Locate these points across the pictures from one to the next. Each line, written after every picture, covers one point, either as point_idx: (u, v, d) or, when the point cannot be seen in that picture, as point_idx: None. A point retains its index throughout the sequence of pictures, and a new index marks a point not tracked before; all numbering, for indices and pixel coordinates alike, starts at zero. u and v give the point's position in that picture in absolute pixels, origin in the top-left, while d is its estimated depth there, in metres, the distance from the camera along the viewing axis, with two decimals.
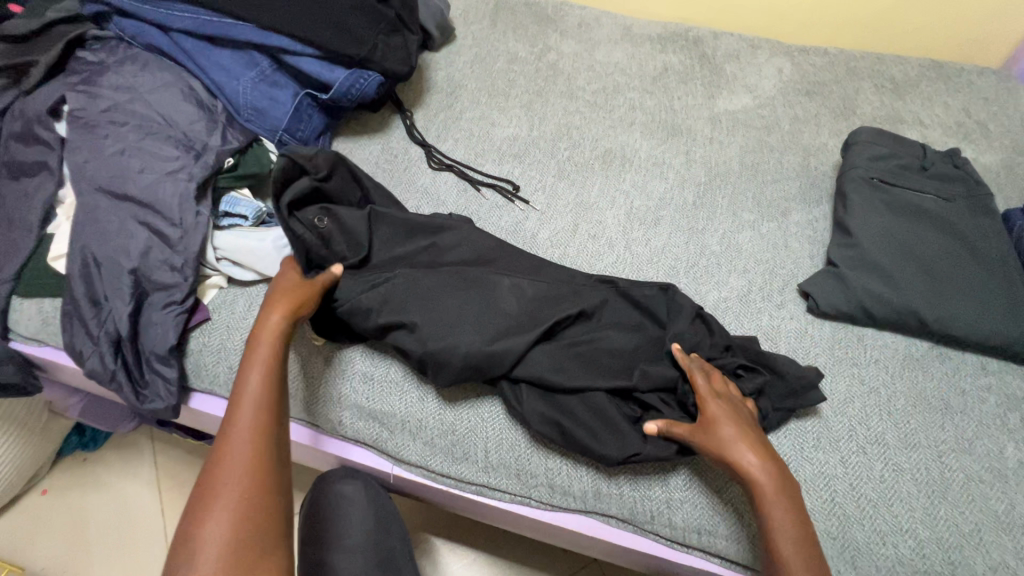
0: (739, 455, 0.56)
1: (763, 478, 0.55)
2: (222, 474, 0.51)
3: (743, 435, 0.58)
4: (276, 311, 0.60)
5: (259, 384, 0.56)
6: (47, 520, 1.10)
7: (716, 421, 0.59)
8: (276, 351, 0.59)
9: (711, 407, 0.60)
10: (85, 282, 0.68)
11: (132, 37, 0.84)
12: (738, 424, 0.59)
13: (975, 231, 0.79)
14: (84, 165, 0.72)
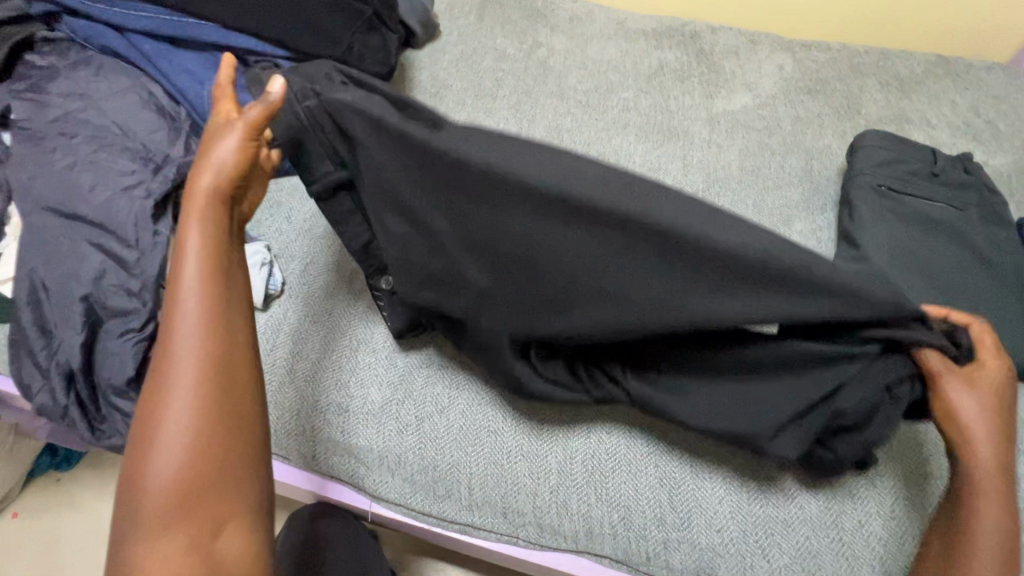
0: (981, 431, 0.51)
1: (997, 458, 0.50)
2: (171, 386, 0.43)
3: (996, 409, 0.51)
4: (208, 175, 0.49)
5: (199, 269, 0.46)
6: (18, 546, 1.05)
7: (990, 390, 0.51)
8: (218, 231, 0.49)
9: (987, 372, 0.52)
10: (33, 310, 0.63)
11: (84, 39, 0.78)
12: (1003, 398, 0.52)
13: (989, 242, 0.75)
14: (30, 182, 0.66)
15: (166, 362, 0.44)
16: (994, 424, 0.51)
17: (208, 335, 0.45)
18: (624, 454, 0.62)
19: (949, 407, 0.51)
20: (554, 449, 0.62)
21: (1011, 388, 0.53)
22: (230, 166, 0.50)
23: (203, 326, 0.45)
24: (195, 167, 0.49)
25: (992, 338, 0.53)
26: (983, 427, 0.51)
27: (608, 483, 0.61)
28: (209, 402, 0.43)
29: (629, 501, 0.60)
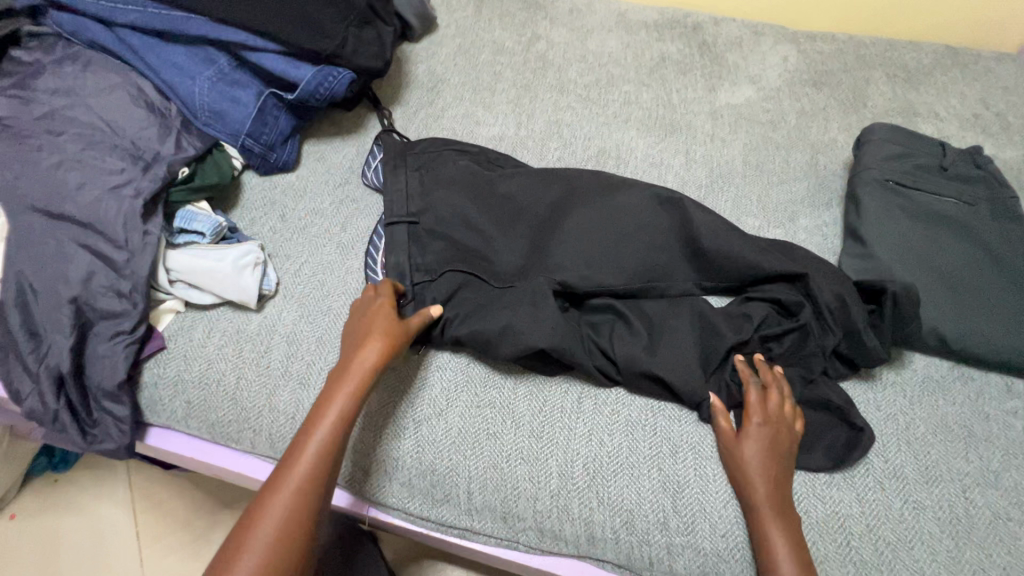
0: (756, 479, 0.56)
1: (774, 506, 0.55)
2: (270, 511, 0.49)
3: (768, 459, 0.57)
4: (367, 352, 0.58)
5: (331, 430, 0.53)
6: (15, 548, 1.04)
7: (757, 437, 0.58)
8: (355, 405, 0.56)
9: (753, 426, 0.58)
10: (20, 313, 0.61)
11: (70, 33, 0.76)
12: (774, 448, 0.57)
13: (1000, 238, 0.73)
14: (16, 181, 0.65)
15: (272, 493, 0.50)
16: (763, 472, 0.56)
17: (315, 484, 0.51)
18: (627, 458, 0.61)
19: (732, 456, 0.59)
20: (555, 451, 0.61)
21: (782, 436, 0.58)
22: (382, 348, 0.58)
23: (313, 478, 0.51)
24: (362, 339, 0.60)
25: (757, 394, 0.60)
26: (755, 476, 0.56)
27: (610, 487, 0.60)
28: (292, 533, 0.49)
29: (631, 504, 0.59)
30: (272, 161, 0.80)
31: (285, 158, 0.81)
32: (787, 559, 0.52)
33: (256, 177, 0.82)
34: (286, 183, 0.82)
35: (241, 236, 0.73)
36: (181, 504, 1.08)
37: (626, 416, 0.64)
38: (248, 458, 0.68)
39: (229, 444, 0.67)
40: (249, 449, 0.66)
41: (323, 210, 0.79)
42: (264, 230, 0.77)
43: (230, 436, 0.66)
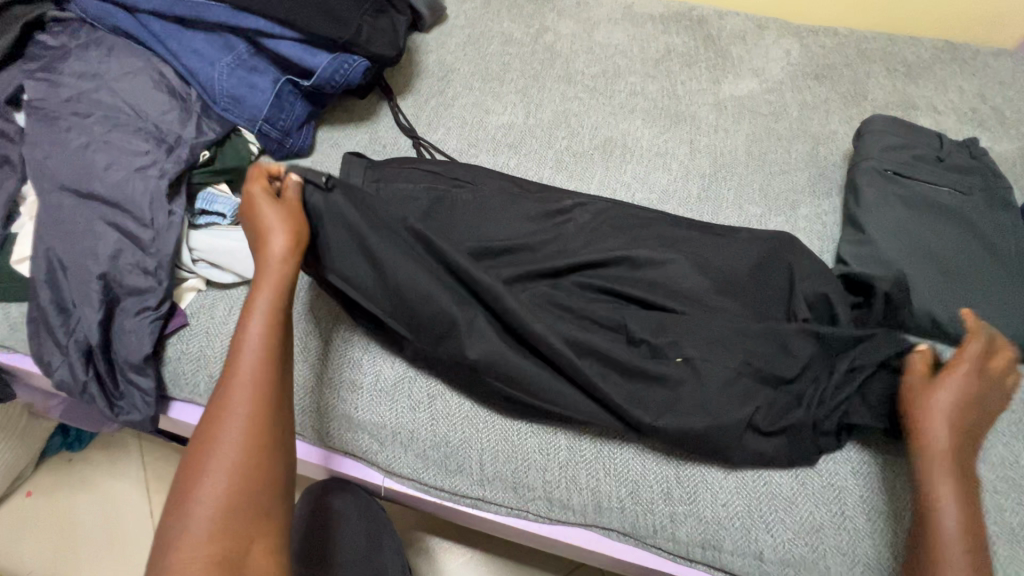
0: (937, 427, 0.54)
1: (949, 462, 0.53)
2: (222, 424, 0.48)
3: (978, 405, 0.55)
4: (271, 245, 0.55)
5: (261, 331, 0.52)
6: (34, 524, 1.06)
7: (952, 387, 0.55)
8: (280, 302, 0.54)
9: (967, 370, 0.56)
10: (51, 287, 0.64)
11: (94, 19, 0.78)
12: (971, 399, 0.55)
13: (994, 225, 0.75)
14: (46, 162, 0.67)
15: (219, 409, 0.48)
16: (955, 422, 0.54)
17: (271, 384, 0.50)
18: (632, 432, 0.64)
19: (914, 401, 0.56)
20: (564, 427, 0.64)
21: (983, 392, 0.56)
22: (285, 235, 0.56)
23: (268, 385, 0.50)
24: (260, 237, 0.56)
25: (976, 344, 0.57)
26: (945, 426, 0.54)
27: (616, 459, 0.63)
28: (253, 437, 0.48)
29: (637, 475, 0.62)
30: (288, 146, 0.82)
31: (301, 143, 0.83)
32: (952, 514, 0.51)
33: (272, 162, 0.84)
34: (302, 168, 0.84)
35: None
36: None
37: None
38: None
39: None
40: None
41: None
42: None
43: None
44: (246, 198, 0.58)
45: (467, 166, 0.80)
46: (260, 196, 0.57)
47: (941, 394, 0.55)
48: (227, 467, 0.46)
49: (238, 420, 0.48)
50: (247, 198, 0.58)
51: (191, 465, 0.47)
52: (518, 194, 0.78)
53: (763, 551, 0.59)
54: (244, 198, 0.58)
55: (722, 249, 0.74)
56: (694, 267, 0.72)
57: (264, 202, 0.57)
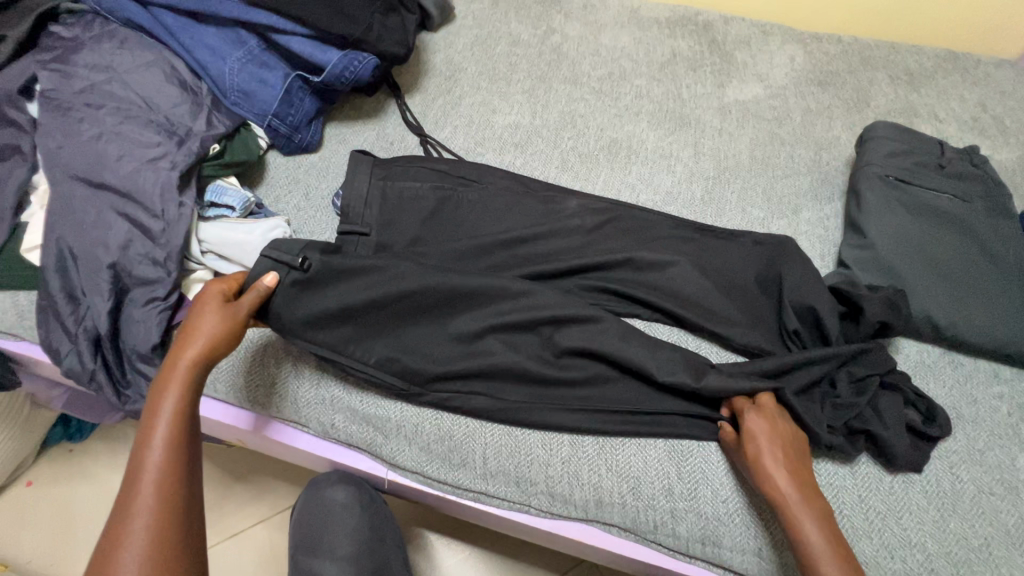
0: (773, 473, 0.56)
1: (806, 502, 0.55)
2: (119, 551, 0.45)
3: (780, 450, 0.57)
4: (184, 359, 0.54)
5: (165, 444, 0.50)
6: (33, 514, 1.06)
7: (768, 431, 0.59)
8: (186, 406, 0.53)
9: (751, 423, 0.59)
10: (61, 276, 0.64)
11: (108, 11, 0.79)
12: (784, 440, 0.59)
13: (993, 232, 0.76)
14: (58, 152, 0.68)
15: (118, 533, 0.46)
16: (785, 466, 0.57)
17: (169, 509, 0.48)
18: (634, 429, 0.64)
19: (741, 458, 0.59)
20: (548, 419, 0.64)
21: (788, 435, 0.59)
22: (204, 346, 0.55)
23: (164, 514, 0.47)
24: (182, 339, 0.56)
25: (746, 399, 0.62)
26: (780, 472, 0.56)
27: (617, 454, 0.63)
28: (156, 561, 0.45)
29: (638, 471, 0.62)
30: (297, 141, 0.83)
31: (309, 139, 0.84)
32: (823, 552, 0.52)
33: (280, 156, 0.84)
34: (309, 164, 0.84)
35: (268, 212, 0.77)
36: None
37: None
38: (271, 423, 0.71)
39: (254, 409, 0.70)
40: (273, 414, 0.69)
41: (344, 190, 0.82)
42: (288, 207, 0.80)
43: (250, 400, 0.69)
44: (199, 296, 0.59)
45: (474, 166, 0.80)
46: (214, 294, 0.59)
47: (765, 432, 0.58)
48: None
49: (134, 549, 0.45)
50: (204, 295, 0.59)
51: None
52: (524, 194, 0.78)
53: (762, 548, 0.60)
54: (197, 298, 0.59)
55: (725, 252, 0.76)
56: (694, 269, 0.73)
57: (204, 304, 0.58)
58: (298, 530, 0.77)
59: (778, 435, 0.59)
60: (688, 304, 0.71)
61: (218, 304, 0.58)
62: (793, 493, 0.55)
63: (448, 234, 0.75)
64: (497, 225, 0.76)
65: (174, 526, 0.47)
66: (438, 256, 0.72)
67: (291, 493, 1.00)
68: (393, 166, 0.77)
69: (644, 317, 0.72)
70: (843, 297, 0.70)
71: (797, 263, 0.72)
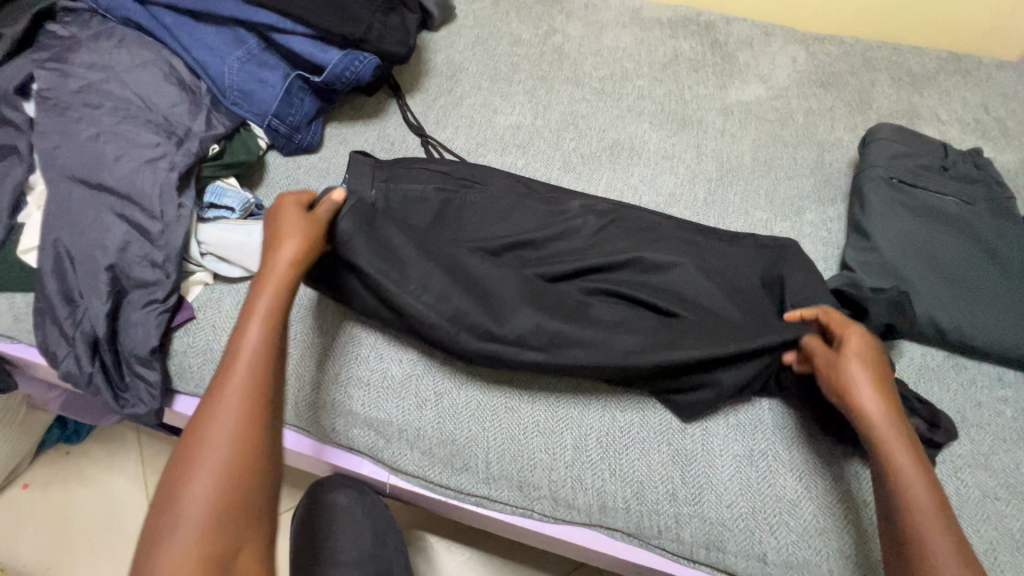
0: (865, 394, 0.54)
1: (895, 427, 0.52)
2: (208, 435, 0.45)
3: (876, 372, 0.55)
4: (283, 255, 0.54)
5: (262, 335, 0.50)
6: (29, 516, 1.05)
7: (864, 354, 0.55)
8: (280, 302, 0.52)
9: (854, 337, 0.57)
10: (58, 278, 0.64)
11: (106, 10, 0.78)
12: (880, 363, 0.56)
13: (998, 235, 0.76)
14: (55, 152, 0.67)
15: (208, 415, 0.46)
16: (880, 391, 0.54)
17: (261, 400, 0.47)
18: (637, 433, 0.64)
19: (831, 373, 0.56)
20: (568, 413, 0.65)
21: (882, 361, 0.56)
22: (296, 246, 0.55)
23: (254, 401, 0.47)
24: (275, 236, 0.56)
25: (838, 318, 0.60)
26: (874, 394, 0.54)
27: (622, 459, 0.63)
28: (245, 447, 0.45)
29: (642, 476, 0.62)
30: (297, 142, 0.82)
31: (309, 139, 0.83)
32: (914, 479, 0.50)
33: (279, 157, 0.84)
34: (309, 164, 0.84)
35: (267, 214, 0.76)
36: None
37: (639, 393, 0.66)
38: None
39: None
40: None
41: None
42: None
43: None
44: (280, 203, 0.60)
45: (476, 167, 0.80)
46: (293, 203, 0.59)
47: (859, 350, 0.56)
48: (208, 484, 0.43)
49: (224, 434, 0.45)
50: (285, 203, 0.59)
51: (174, 476, 0.43)
52: (527, 195, 0.78)
53: (766, 554, 0.59)
54: (276, 205, 0.60)
55: (728, 254, 0.75)
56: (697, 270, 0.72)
57: (287, 211, 0.58)
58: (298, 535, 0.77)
59: (874, 359, 0.56)
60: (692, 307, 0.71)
61: (302, 214, 0.58)
62: (887, 424, 0.53)
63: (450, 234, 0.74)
64: (502, 227, 0.75)
65: (266, 413, 0.47)
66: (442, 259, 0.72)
67: (291, 496, 0.99)
68: (397, 168, 0.76)
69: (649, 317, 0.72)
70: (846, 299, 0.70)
71: (802, 265, 0.72)
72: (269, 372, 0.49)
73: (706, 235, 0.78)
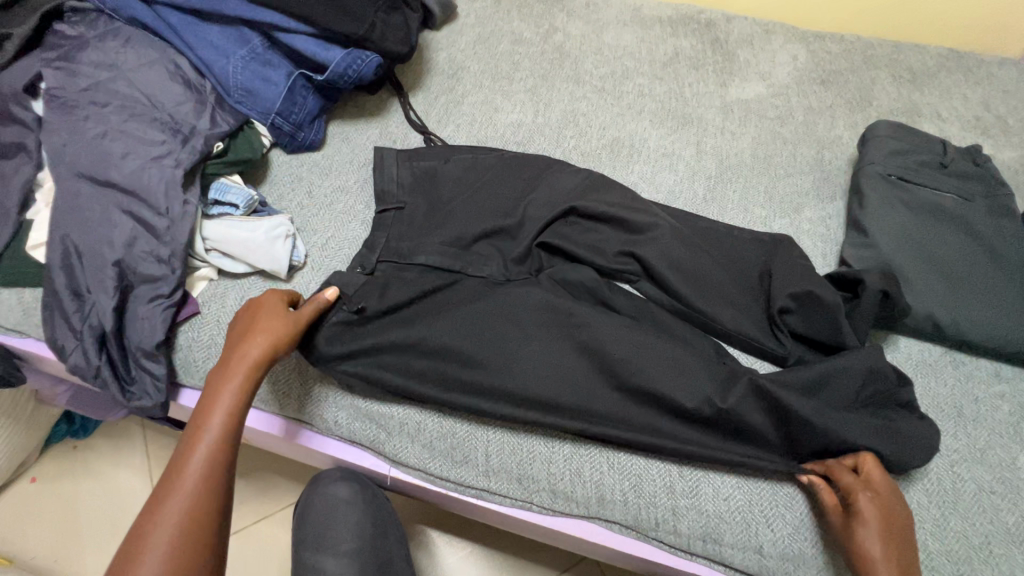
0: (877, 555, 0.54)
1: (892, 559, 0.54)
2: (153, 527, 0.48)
3: (896, 549, 0.54)
4: (251, 349, 0.58)
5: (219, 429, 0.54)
6: (38, 509, 1.07)
7: (876, 520, 0.55)
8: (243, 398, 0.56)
9: (863, 502, 0.56)
10: (66, 273, 0.65)
11: (112, 9, 0.79)
12: (891, 524, 0.55)
13: (996, 232, 0.76)
14: (63, 150, 0.68)
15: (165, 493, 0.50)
16: (889, 549, 0.54)
17: (208, 492, 0.50)
18: None
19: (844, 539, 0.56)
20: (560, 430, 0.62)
21: (897, 518, 0.56)
22: (269, 342, 0.59)
23: (208, 486, 0.51)
24: (247, 333, 0.60)
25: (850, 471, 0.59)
26: (881, 551, 0.54)
27: (620, 453, 0.64)
28: (182, 537, 0.48)
29: (639, 469, 0.63)
30: (300, 140, 0.83)
31: (312, 137, 0.84)
32: None
33: (283, 155, 0.85)
34: (312, 162, 0.85)
35: (271, 211, 0.77)
36: None
37: None
38: (271, 418, 0.72)
39: (258, 405, 0.71)
40: (276, 410, 0.70)
41: (348, 187, 0.82)
42: (292, 205, 0.80)
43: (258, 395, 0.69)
44: (259, 300, 0.63)
45: (446, 147, 0.84)
46: (277, 296, 0.63)
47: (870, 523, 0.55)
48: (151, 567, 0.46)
49: (167, 525, 0.48)
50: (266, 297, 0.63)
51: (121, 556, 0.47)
52: (523, 190, 0.79)
53: (763, 546, 0.60)
54: (254, 302, 0.63)
55: (725, 247, 0.77)
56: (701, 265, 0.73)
57: (261, 307, 0.62)
58: (302, 527, 0.78)
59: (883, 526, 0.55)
60: (695, 286, 0.71)
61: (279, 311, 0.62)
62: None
63: (453, 222, 0.76)
64: (486, 207, 0.77)
65: (213, 511, 0.50)
66: (427, 237, 0.74)
67: (294, 491, 1.00)
68: (401, 160, 0.80)
69: (634, 284, 0.74)
70: (840, 282, 0.71)
71: (797, 261, 0.73)
72: (224, 469, 0.52)
73: (705, 229, 0.79)
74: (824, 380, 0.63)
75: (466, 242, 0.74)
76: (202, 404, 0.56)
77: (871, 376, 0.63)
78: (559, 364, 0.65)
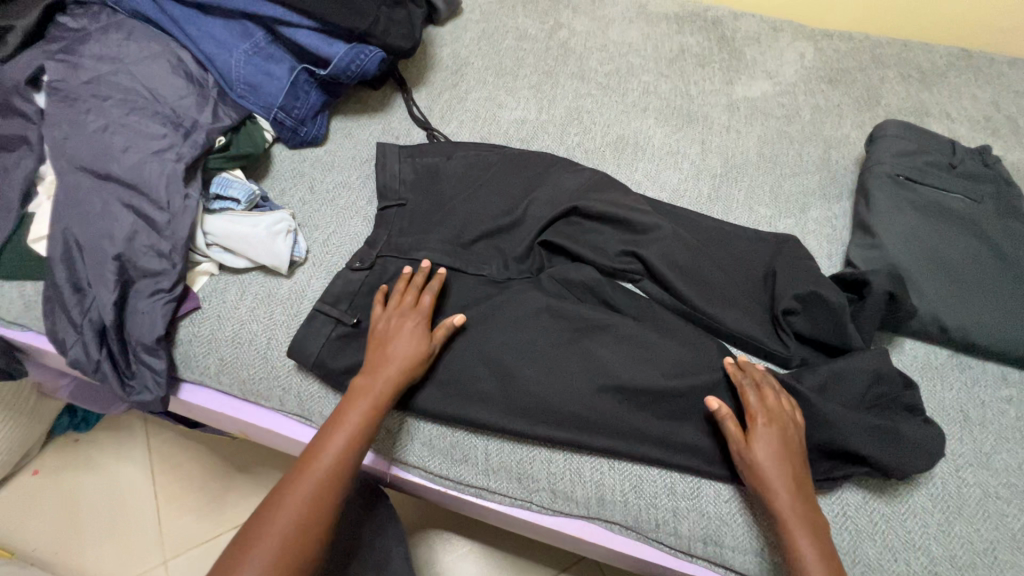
0: (773, 479, 0.55)
1: (789, 487, 0.55)
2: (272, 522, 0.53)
3: (786, 469, 0.56)
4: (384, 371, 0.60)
5: (341, 446, 0.57)
6: (38, 503, 1.07)
7: (770, 442, 0.56)
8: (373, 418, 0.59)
9: (759, 427, 0.57)
10: (67, 267, 0.65)
11: (116, 3, 0.79)
12: (788, 450, 0.57)
13: (1005, 233, 0.75)
14: (65, 143, 0.68)
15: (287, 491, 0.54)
16: (784, 472, 0.56)
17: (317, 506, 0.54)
18: None
19: (743, 460, 0.57)
20: (561, 435, 0.62)
21: (792, 439, 0.57)
22: (402, 368, 0.60)
23: (320, 501, 0.54)
24: (384, 349, 0.62)
25: (754, 394, 0.59)
26: (775, 473, 0.55)
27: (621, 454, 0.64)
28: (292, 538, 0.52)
29: (640, 470, 0.63)
30: (302, 135, 0.83)
31: (315, 132, 0.84)
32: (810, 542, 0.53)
33: (285, 150, 0.85)
34: (314, 157, 0.84)
35: (273, 206, 0.76)
36: (198, 467, 1.11)
37: None
38: (271, 414, 0.71)
39: (256, 401, 0.70)
40: (276, 406, 0.70)
41: (350, 183, 0.82)
42: (293, 200, 0.80)
43: (257, 390, 0.69)
44: (403, 307, 0.64)
45: (451, 143, 0.83)
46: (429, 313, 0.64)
47: (768, 448, 0.56)
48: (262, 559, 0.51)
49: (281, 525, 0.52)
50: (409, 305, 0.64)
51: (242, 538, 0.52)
52: (525, 188, 0.79)
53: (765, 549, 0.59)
54: (398, 307, 0.64)
55: (730, 246, 0.76)
56: (705, 265, 0.72)
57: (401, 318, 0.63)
58: None
59: (777, 448, 0.56)
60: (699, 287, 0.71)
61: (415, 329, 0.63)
62: (789, 506, 0.54)
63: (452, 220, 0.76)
64: (488, 204, 0.77)
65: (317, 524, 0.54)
66: (427, 234, 0.74)
67: None
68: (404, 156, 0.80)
69: (636, 284, 0.73)
70: (845, 283, 0.70)
71: (801, 261, 0.72)
72: (336, 488, 0.55)
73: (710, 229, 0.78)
74: (827, 382, 0.63)
75: (467, 239, 0.74)
76: (336, 414, 0.59)
77: (874, 377, 0.63)
78: (567, 372, 0.64)
